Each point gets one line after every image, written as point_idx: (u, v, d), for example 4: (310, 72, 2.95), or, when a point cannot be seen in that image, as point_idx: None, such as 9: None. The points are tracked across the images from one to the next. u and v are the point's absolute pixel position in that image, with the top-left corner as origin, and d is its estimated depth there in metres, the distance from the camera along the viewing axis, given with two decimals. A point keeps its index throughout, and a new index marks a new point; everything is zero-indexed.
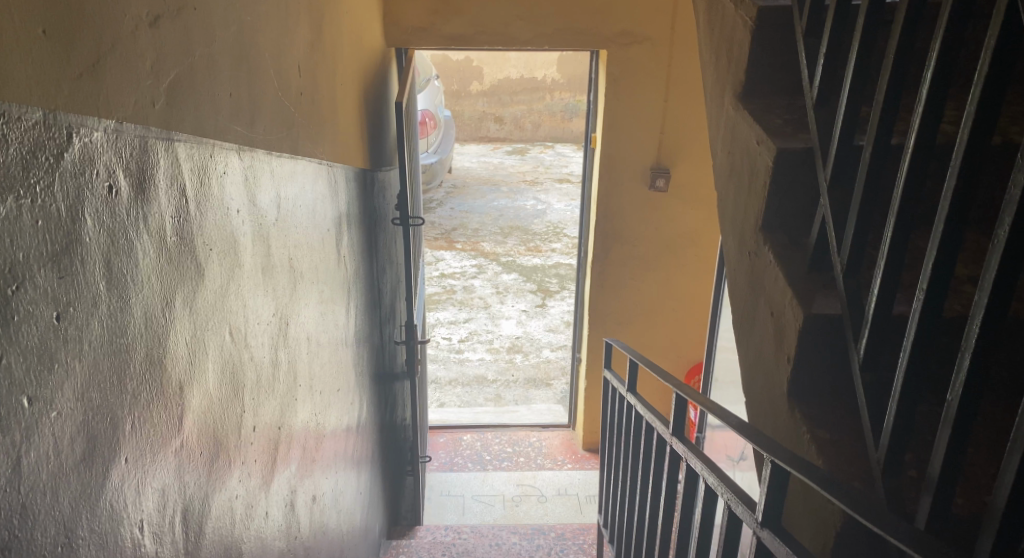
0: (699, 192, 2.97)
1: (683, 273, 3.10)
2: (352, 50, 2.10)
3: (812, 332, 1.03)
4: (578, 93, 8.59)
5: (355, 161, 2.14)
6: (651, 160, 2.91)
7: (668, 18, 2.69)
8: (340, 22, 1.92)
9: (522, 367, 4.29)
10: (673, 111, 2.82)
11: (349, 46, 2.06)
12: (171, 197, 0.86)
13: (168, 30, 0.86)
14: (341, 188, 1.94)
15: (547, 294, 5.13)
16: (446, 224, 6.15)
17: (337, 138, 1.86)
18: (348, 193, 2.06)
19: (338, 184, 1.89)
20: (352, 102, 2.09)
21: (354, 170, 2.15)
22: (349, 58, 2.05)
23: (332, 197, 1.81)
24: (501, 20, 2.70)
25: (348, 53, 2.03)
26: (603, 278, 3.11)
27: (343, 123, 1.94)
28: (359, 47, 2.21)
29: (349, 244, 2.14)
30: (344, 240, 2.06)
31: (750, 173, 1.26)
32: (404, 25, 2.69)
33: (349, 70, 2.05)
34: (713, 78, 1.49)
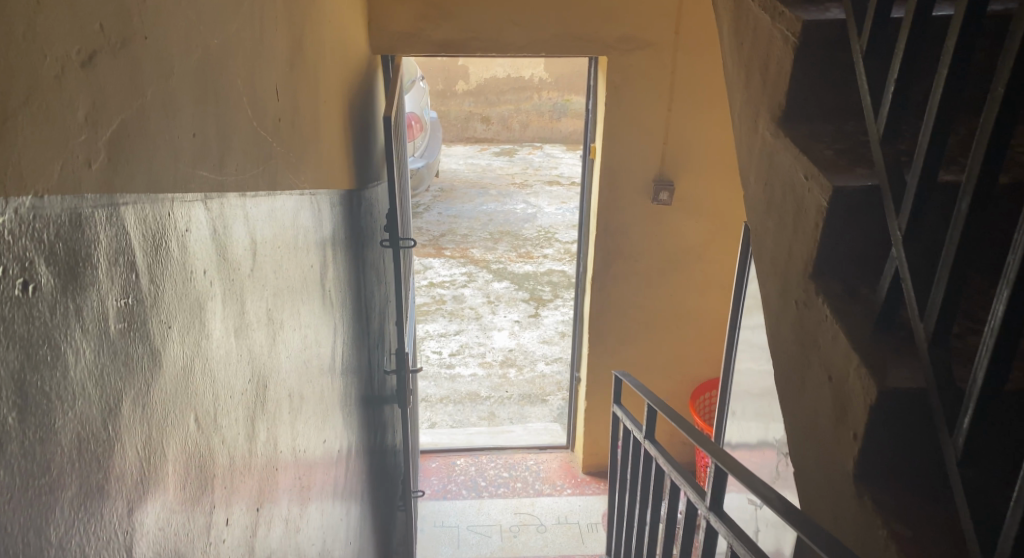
0: (706, 204, 2.81)
1: (687, 290, 2.96)
2: (336, 62, 1.93)
3: (885, 408, 0.88)
4: (566, 92, 8.41)
5: (341, 182, 1.96)
6: (653, 172, 2.75)
7: (672, 23, 2.53)
8: (322, 32, 1.75)
9: (516, 383, 4.13)
10: (677, 121, 2.67)
11: (333, 58, 1.88)
12: (116, 275, 0.69)
13: (109, 68, 0.68)
14: (325, 215, 1.76)
15: (540, 303, 4.97)
16: (434, 229, 5.97)
17: (321, 162, 1.69)
18: (334, 218, 1.89)
19: (322, 210, 1.72)
20: (337, 119, 1.92)
21: (340, 190, 1.98)
22: (332, 70, 1.87)
23: (316, 228, 1.64)
24: (494, 25, 2.53)
25: (331, 66, 1.86)
26: (603, 296, 2.96)
27: (327, 143, 1.77)
28: (343, 58, 2.03)
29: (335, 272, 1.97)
30: (330, 270, 1.89)
31: (795, 211, 1.11)
32: (392, 31, 2.52)
33: (333, 84, 1.88)
34: (743, 100, 1.33)
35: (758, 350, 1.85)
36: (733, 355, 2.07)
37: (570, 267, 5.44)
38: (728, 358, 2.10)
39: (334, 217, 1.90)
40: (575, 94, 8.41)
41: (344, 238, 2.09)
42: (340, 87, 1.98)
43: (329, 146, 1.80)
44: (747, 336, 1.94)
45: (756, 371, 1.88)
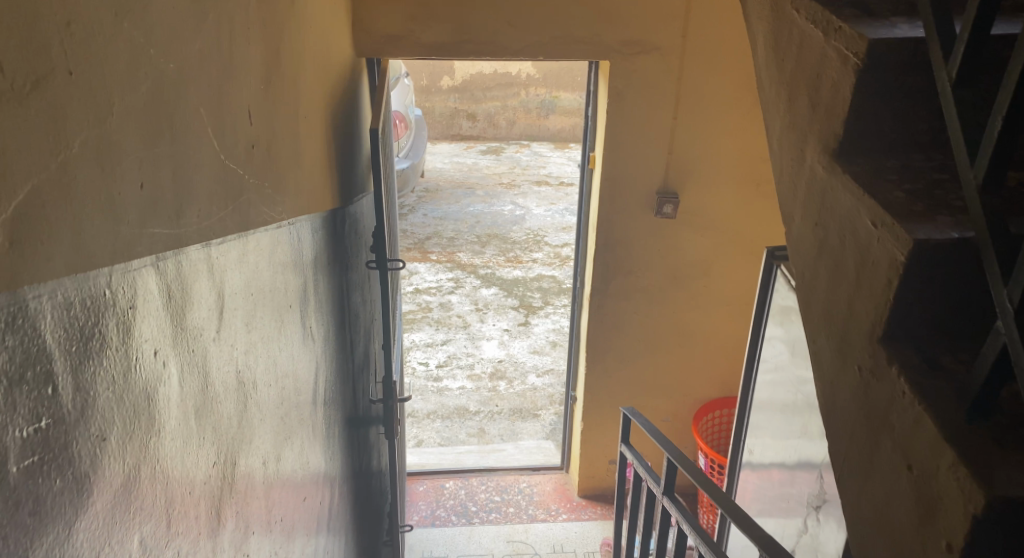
0: (712, 218, 2.66)
1: (690, 307, 2.81)
2: (318, 70, 1.74)
3: (992, 521, 0.71)
4: (554, 89, 8.24)
5: (323, 203, 1.78)
6: (657, 184, 2.60)
7: (678, 27, 2.37)
8: (303, 39, 1.56)
9: (506, 396, 3.97)
10: (682, 130, 2.51)
11: (314, 67, 1.69)
12: (20, 397, 0.51)
13: (12, 122, 0.51)
14: (305, 245, 1.58)
15: (530, 311, 4.80)
16: (419, 232, 5.77)
17: (301, 185, 1.51)
18: (315, 245, 1.71)
19: (302, 238, 1.53)
20: (319, 134, 1.74)
21: (322, 211, 1.79)
22: (314, 80, 1.68)
23: (294, 262, 1.45)
24: (489, 27, 2.35)
25: (313, 76, 1.67)
26: (602, 312, 2.80)
27: (308, 163, 1.59)
28: (325, 66, 1.84)
29: (318, 303, 1.78)
30: (312, 302, 1.70)
31: (857, 261, 0.95)
32: (379, 32, 2.33)
33: (314, 96, 1.69)
34: (784, 126, 1.17)
35: (781, 390, 1.70)
36: (750, 389, 1.92)
37: (560, 272, 5.28)
38: (744, 391, 1.95)
39: (316, 242, 1.72)
40: (563, 91, 8.24)
41: (327, 262, 1.90)
42: (322, 97, 1.79)
43: (311, 167, 1.62)
44: (768, 372, 1.79)
45: (778, 411, 1.73)
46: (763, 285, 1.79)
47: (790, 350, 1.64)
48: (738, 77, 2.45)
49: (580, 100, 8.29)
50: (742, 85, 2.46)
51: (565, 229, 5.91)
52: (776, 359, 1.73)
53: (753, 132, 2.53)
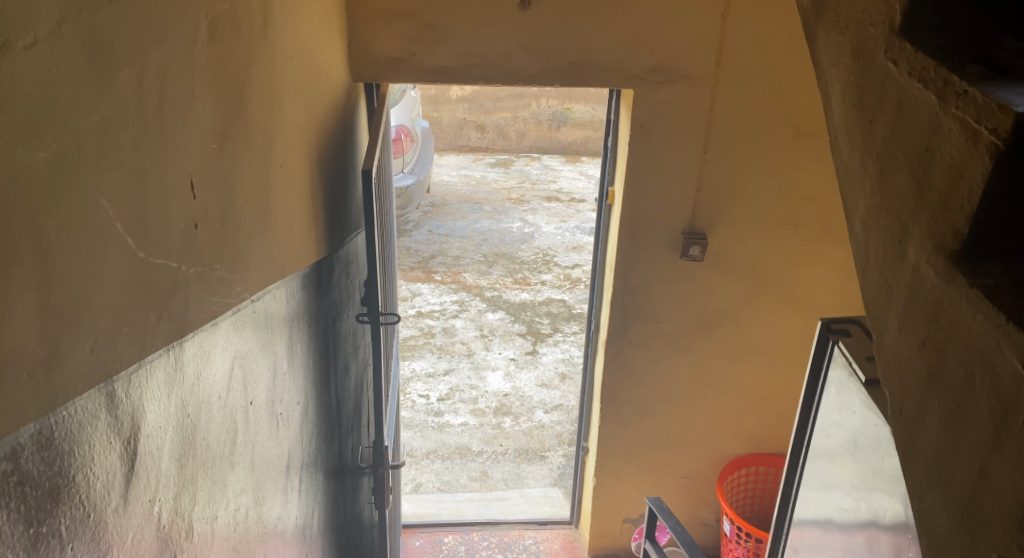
0: (743, 261, 2.40)
1: (716, 356, 2.56)
2: (302, 106, 1.50)
3: None
4: (566, 100, 8.00)
5: (305, 259, 1.55)
6: (682, 223, 2.35)
7: (711, 53, 2.13)
8: (281, 74, 1.32)
9: (512, 435, 3.71)
10: (712, 166, 2.27)
11: (297, 104, 1.46)
12: None
13: None
14: (280, 318, 1.35)
15: (538, 338, 4.54)
16: (423, 251, 5.54)
17: (273, 248, 1.27)
18: (294, 310, 1.48)
19: (274, 313, 1.30)
20: (302, 181, 1.50)
21: (304, 268, 1.56)
22: (297, 119, 1.46)
23: (262, 346, 1.21)
24: (500, 51, 2.13)
25: (294, 116, 1.44)
26: (618, 360, 2.56)
27: (284, 221, 1.35)
28: (311, 98, 1.60)
29: (299, 375, 1.54)
30: (291, 379, 1.47)
31: (992, 411, 0.67)
32: (379, 55, 2.12)
33: (297, 138, 1.45)
34: (873, 205, 0.92)
35: (830, 498, 1.43)
36: (790, 488, 1.65)
37: (570, 296, 5.02)
38: (783, 492, 1.68)
39: (295, 308, 1.48)
40: (576, 103, 8.00)
41: (310, 323, 1.67)
42: (307, 137, 1.56)
43: (289, 222, 1.38)
44: (814, 464, 1.53)
45: (823, 516, 1.46)
46: (815, 362, 1.53)
47: (844, 447, 1.38)
48: (776, 108, 2.19)
49: (593, 111, 8.04)
50: (781, 117, 2.20)
51: (576, 249, 5.65)
52: (827, 453, 1.46)
53: (792, 168, 2.27)
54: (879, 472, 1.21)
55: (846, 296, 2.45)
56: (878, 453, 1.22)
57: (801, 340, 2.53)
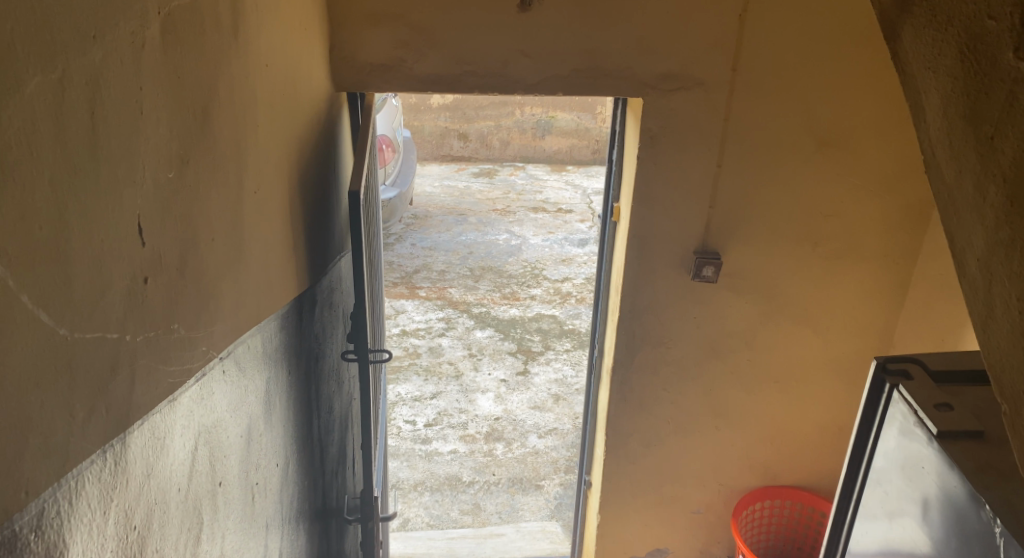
0: (759, 283, 2.24)
1: (728, 384, 2.40)
2: (279, 120, 1.30)
3: None
4: (550, 108, 7.86)
5: (285, 295, 1.34)
6: (695, 243, 2.18)
7: (726, 59, 1.96)
8: (255, 83, 1.12)
9: (504, 463, 3.51)
10: (727, 181, 2.10)
11: (274, 118, 1.25)
12: None
13: None
14: (255, 373, 1.13)
15: (529, 357, 4.34)
16: (406, 265, 5.33)
17: (245, 289, 1.06)
18: (273, 357, 1.27)
19: (249, 367, 1.09)
20: (280, 206, 1.30)
21: (282, 305, 1.35)
22: (274, 136, 1.25)
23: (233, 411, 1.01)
24: (498, 57, 1.94)
25: (271, 131, 1.23)
26: (625, 390, 2.39)
27: (259, 257, 1.14)
28: (290, 110, 1.39)
29: (280, 430, 1.33)
30: (271, 438, 1.26)
31: None
32: (364, 62, 1.92)
33: (274, 158, 1.25)
34: (995, 244, 0.74)
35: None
36: (838, 547, 1.47)
37: (560, 311, 4.83)
38: (829, 548, 1.51)
39: (274, 353, 1.28)
40: (560, 111, 7.86)
41: (290, 366, 1.46)
42: (286, 156, 1.35)
43: (265, 257, 1.18)
44: (868, 524, 1.35)
45: None
46: (867, 407, 1.36)
47: (910, 507, 1.20)
48: (797, 118, 2.03)
49: (577, 119, 7.90)
50: (802, 128, 2.04)
51: (565, 262, 5.48)
52: (886, 513, 1.28)
53: (812, 183, 2.11)
54: (968, 540, 1.04)
55: (867, 319, 2.30)
56: (964, 517, 1.05)
57: (818, 366, 2.38)
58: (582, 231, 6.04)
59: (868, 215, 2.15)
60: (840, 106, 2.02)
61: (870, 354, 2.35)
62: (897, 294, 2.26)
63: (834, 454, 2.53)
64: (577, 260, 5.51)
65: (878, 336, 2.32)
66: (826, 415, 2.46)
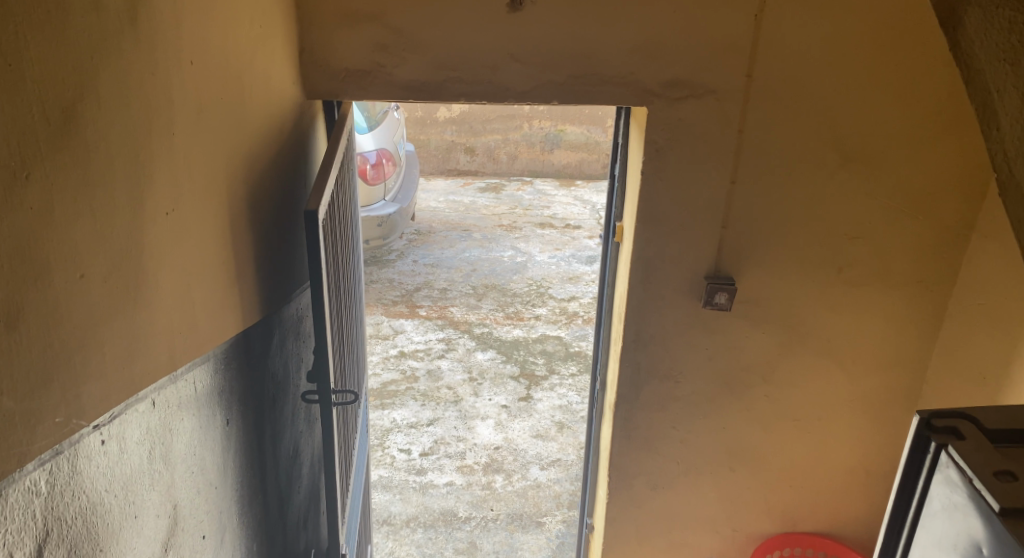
0: (777, 312, 2.03)
1: (742, 421, 2.19)
2: (211, 129, 1.11)
3: None
4: (559, 122, 7.70)
5: (221, 334, 1.15)
6: (706, 267, 1.97)
7: (740, 63, 1.76)
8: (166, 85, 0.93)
9: (504, 497, 3.29)
10: (740, 199, 1.89)
11: (201, 126, 1.06)
12: None
13: None
14: (165, 437, 0.96)
15: (532, 382, 4.12)
16: (407, 283, 5.15)
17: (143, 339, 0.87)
18: (206, 407, 1.12)
19: (151, 429, 0.91)
20: (212, 229, 1.11)
21: (222, 345, 1.19)
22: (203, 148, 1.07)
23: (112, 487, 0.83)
24: (486, 62, 1.75)
25: (196, 143, 1.04)
26: (629, 427, 2.19)
27: (169, 295, 0.95)
28: (231, 117, 1.20)
29: (219, 489, 1.18)
30: (204, 500, 1.11)
31: None
32: (338, 66, 1.74)
33: (200, 175, 1.06)
34: None
35: None
36: None
37: (566, 332, 4.61)
38: None
39: (208, 402, 1.12)
40: (569, 124, 7.70)
41: (240, 411, 1.31)
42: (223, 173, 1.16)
43: (183, 291, 0.99)
44: None
45: None
46: (901, 485, 1.03)
47: None
48: (819, 130, 1.82)
49: (587, 133, 7.73)
50: (825, 140, 1.83)
51: (572, 280, 5.28)
52: None
53: (836, 201, 1.89)
54: None
55: (898, 353, 2.07)
56: None
57: (843, 403, 2.15)
58: (591, 248, 5.83)
59: (901, 239, 1.92)
60: (868, 116, 1.80)
61: (902, 390, 2.12)
62: (933, 325, 2.02)
63: (862, 501, 2.29)
64: (584, 278, 5.31)
65: (911, 371, 2.09)
66: (852, 457, 2.23)
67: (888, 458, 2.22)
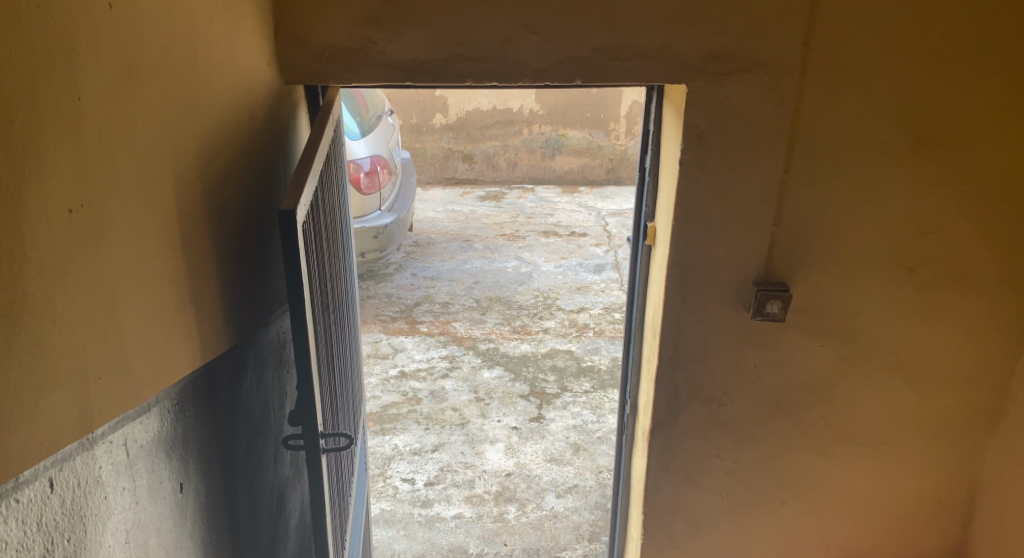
0: (837, 321, 1.75)
1: (796, 448, 1.91)
2: (134, 105, 0.84)
3: None
4: (559, 126, 7.47)
5: (160, 380, 0.88)
6: (755, 272, 1.70)
7: (794, 31, 1.50)
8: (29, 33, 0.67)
9: (518, 530, 2.99)
10: (795, 191, 1.62)
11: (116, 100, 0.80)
12: None
13: None
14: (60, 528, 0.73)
15: (544, 401, 3.83)
16: (406, 297, 4.87)
17: None
18: (152, 472, 0.90)
19: (32, 518, 0.69)
20: (136, 238, 0.84)
21: (183, 388, 0.98)
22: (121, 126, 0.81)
23: None
24: (497, 35, 1.49)
25: (84, 124, 0.75)
26: (666, 457, 1.91)
27: (10, 339, 0.66)
28: (173, 91, 0.93)
29: None
30: None
31: None
32: (322, 45, 1.47)
33: (93, 169, 0.76)
34: None
35: None
36: None
37: (577, 346, 4.33)
38: None
39: (158, 464, 0.91)
40: (570, 128, 7.48)
41: (213, 468, 1.08)
42: (155, 165, 0.88)
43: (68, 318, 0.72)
44: None
45: None
46: None
47: None
48: (888, 109, 1.55)
49: (589, 136, 7.51)
50: (895, 119, 1.56)
51: (580, 290, 5.01)
52: None
53: (906, 192, 1.62)
54: None
55: (977, 365, 1.79)
56: None
57: (914, 425, 1.87)
58: (598, 256, 5.57)
59: (979, 236, 1.65)
60: (945, 92, 1.54)
61: (982, 407, 1.84)
62: (1014, 333, 1.75)
63: (933, 535, 2.00)
64: (593, 288, 5.04)
65: (991, 386, 1.81)
66: (923, 485, 1.94)
67: (964, 486, 1.94)
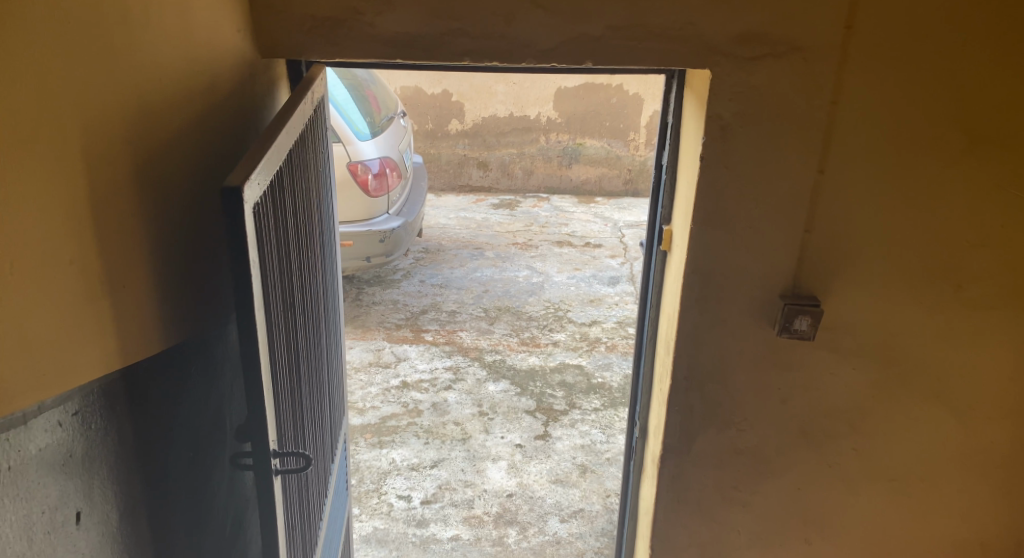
0: (873, 342, 1.56)
1: (823, 482, 1.71)
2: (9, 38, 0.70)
3: None
4: (577, 135, 7.34)
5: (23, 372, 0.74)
6: (783, 283, 1.51)
7: (835, 10, 1.32)
8: None
9: (517, 555, 2.79)
10: (830, 193, 1.44)
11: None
12: None
13: None
14: None
15: (550, 417, 3.64)
16: (413, 305, 4.72)
17: None
18: (30, 494, 0.76)
19: None
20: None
21: (80, 399, 0.84)
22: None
23: None
24: (498, 9, 1.33)
25: None
26: (678, 487, 1.72)
27: None
28: (63, 38, 0.77)
29: None
30: None
31: None
32: (304, 15, 1.33)
33: None
34: None
35: None
36: None
37: (588, 361, 4.14)
38: None
39: (39, 486, 0.78)
40: (588, 138, 7.35)
41: (124, 493, 0.94)
42: (3, 117, 0.70)
43: None
44: None
45: None
46: None
47: None
48: (940, 102, 1.37)
49: (607, 146, 7.37)
50: (947, 115, 1.38)
51: (593, 302, 4.83)
52: None
53: (957, 198, 1.43)
54: None
55: None
56: None
57: (957, 461, 1.66)
58: (613, 268, 5.39)
59: None
60: (1008, 84, 1.35)
61: None
62: None
63: None
64: (607, 301, 4.85)
65: None
66: (966, 529, 1.73)
67: (1012, 531, 1.72)
